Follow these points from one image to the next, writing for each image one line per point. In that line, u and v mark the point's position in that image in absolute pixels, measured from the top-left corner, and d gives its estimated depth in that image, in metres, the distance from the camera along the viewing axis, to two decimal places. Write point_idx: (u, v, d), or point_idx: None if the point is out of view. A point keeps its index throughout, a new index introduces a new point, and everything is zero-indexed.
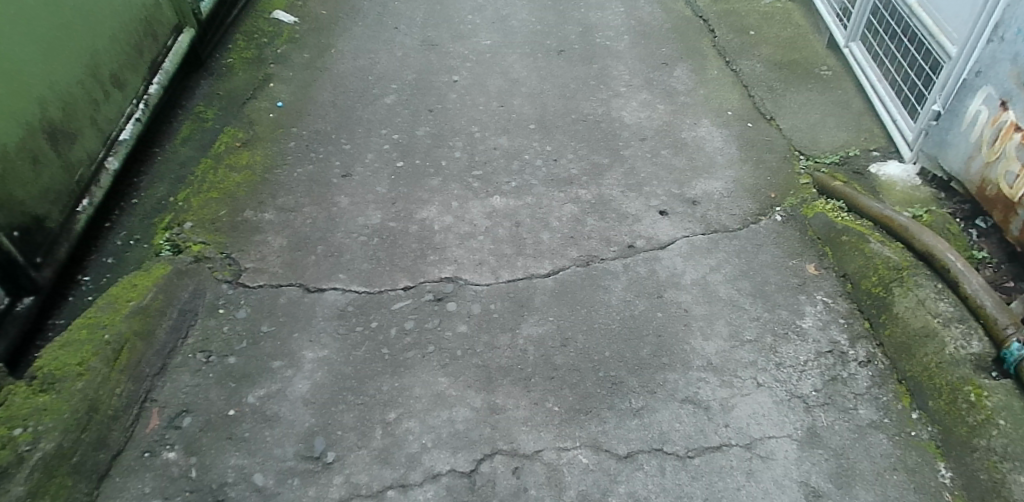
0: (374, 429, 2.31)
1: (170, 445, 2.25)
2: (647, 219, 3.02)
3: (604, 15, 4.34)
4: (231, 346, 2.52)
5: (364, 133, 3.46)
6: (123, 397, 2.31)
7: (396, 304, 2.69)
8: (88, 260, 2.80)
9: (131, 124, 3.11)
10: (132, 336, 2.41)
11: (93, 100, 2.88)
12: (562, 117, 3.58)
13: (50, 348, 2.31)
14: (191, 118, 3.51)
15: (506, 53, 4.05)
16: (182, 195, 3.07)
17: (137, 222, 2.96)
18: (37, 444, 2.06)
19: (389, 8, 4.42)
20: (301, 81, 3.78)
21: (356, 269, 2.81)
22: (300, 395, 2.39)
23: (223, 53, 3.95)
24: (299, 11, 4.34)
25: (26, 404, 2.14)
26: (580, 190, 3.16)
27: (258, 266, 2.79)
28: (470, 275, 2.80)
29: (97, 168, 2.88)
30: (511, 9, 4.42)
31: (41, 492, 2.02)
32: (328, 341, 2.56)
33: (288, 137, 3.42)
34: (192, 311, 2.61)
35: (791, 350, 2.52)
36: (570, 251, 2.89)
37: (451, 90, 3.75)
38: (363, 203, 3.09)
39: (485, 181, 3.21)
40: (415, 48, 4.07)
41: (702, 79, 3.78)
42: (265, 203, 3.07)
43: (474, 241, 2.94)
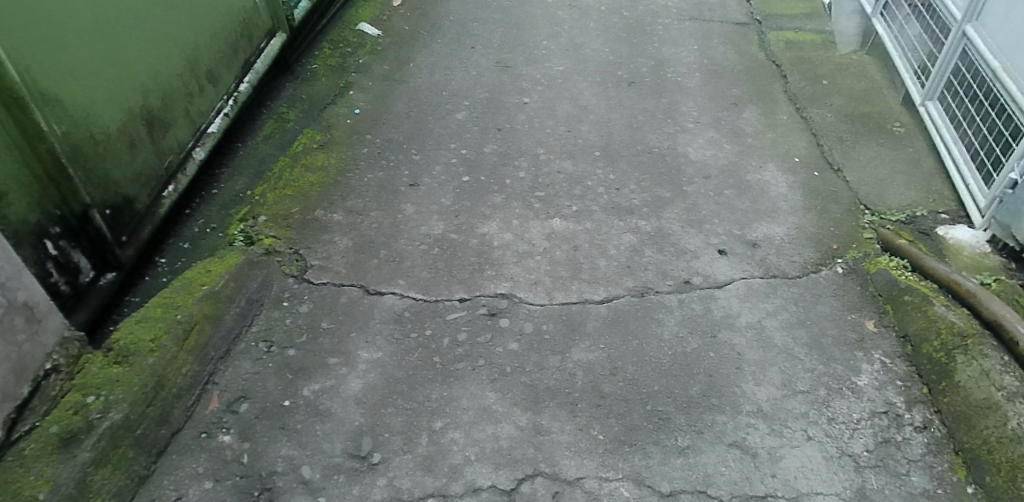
0: (420, 435, 2.35)
1: (226, 429, 2.32)
2: (706, 256, 3.01)
3: (677, 51, 4.35)
4: (291, 338, 2.60)
5: (433, 145, 3.54)
6: (188, 377, 2.39)
7: (451, 314, 2.73)
8: (166, 243, 2.94)
9: (220, 118, 3.25)
10: (203, 319, 2.50)
11: (189, 93, 3.03)
12: (628, 147, 3.60)
13: (127, 323, 2.42)
14: (274, 117, 3.66)
15: (577, 79, 4.10)
16: (259, 189, 3.20)
17: (215, 211, 3.10)
18: (107, 413, 2.15)
19: (467, 27, 4.52)
20: (377, 90, 3.89)
21: (415, 276, 2.87)
22: (352, 394, 2.45)
23: (309, 58, 4.10)
24: (383, 23, 4.47)
25: (100, 374, 2.24)
26: (640, 220, 3.17)
27: (323, 264, 2.88)
28: (525, 293, 2.83)
29: (185, 156, 3.02)
30: (585, 38, 4.47)
31: (104, 460, 2.10)
32: (383, 343, 2.62)
33: (362, 143, 3.52)
34: (259, 301, 2.70)
35: (845, 406, 2.47)
36: (625, 280, 2.90)
37: (521, 111, 3.80)
38: (427, 213, 3.15)
39: (547, 203, 3.25)
40: (489, 68, 4.14)
41: (771, 123, 3.76)
42: (336, 204, 3.16)
43: (532, 261, 2.97)
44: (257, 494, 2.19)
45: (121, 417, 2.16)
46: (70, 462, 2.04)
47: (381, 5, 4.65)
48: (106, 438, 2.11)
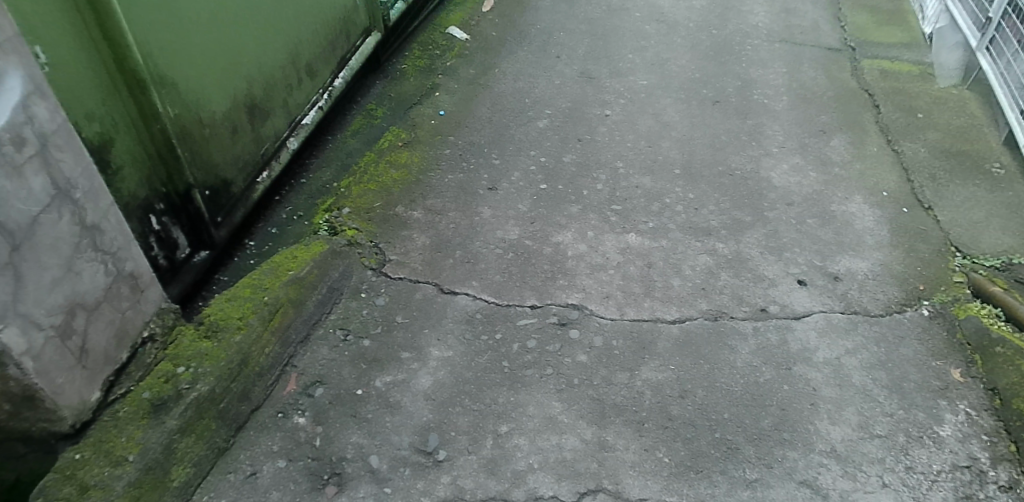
0: (485, 438, 2.37)
1: (301, 411, 2.41)
2: (784, 285, 2.94)
3: (765, 73, 4.24)
4: (367, 329, 2.68)
5: (514, 151, 3.56)
6: (270, 357, 2.48)
7: (522, 320, 2.75)
8: (255, 227, 3.08)
9: (314, 110, 3.36)
10: (287, 302, 2.59)
11: (288, 85, 3.15)
12: (708, 167, 3.54)
13: (217, 300, 2.53)
14: (362, 114, 3.77)
15: (661, 95, 4.05)
16: (345, 182, 3.30)
17: (302, 201, 3.22)
18: (195, 384, 2.25)
19: (554, 36, 4.52)
20: (462, 93, 3.94)
21: (488, 279, 2.90)
22: (421, 389, 2.49)
23: (399, 58, 4.20)
24: (472, 28, 4.52)
25: (191, 346, 2.34)
26: (718, 242, 3.12)
27: (401, 260, 2.95)
28: (596, 306, 2.82)
29: (280, 145, 3.14)
30: (671, 54, 4.41)
31: (189, 429, 2.20)
32: (453, 342, 2.66)
33: (445, 144, 3.57)
34: (338, 290, 2.79)
35: (924, 456, 2.38)
36: (699, 302, 2.86)
37: (602, 124, 3.79)
38: (504, 218, 3.18)
39: (623, 217, 3.23)
40: (572, 78, 4.14)
41: (860, 154, 3.63)
42: (416, 201, 3.23)
43: (605, 274, 2.96)
44: (326, 477, 2.25)
45: (208, 390, 2.26)
46: (158, 427, 2.13)
47: (470, 10, 4.71)
48: (192, 409, 2.21)
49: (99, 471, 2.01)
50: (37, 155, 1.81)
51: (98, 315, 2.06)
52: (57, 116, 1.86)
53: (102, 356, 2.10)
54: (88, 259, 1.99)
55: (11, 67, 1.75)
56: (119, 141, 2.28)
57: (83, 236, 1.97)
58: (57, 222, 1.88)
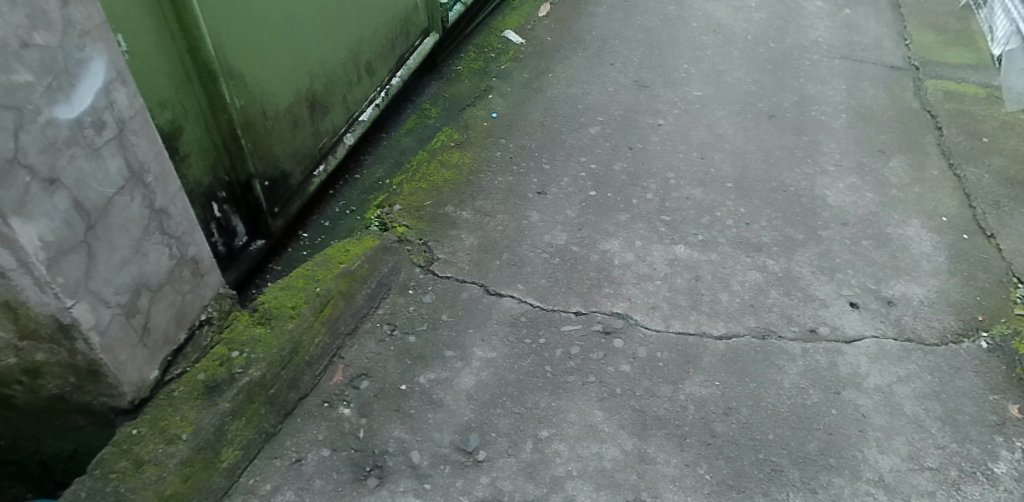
0: (526, 441, 2.38)
1: (347, 402, 2.45)
2: (835, 307, 2.87)
3: (824, 89, 4.10)
4: (413, 325, 2.71)
5: (564, 157, 3.56)
6: (320, 347, 2.53)
7: (566, 326, 2.75)
8: (309, 219, 3.16)
9: (372, 108, 3.42)
10: (338, 294, 2.63)
11: (348, 82, 3.21)
12: (762, 182, 3.47)
13: (272, 288, 2.58)
14: (417, 113, 3.82)
15: (716, 107, 3.97)
16: (397, 179, 3.35)
17: (356, 196, 3.28)
18: (247, 369, 2.30)
19: (608, 43, 4.44)
20: (516, 96, 3.95)
21: (534, 283, 2.90)
22: (464, 388, 2.52)
23: (455, 59, 4.24)
24: (527, 32, 4.49)
25: (245, 331, 2.40)
26: (768, 260, 3.06)
27: (448, 259, 2.97)
28: (641, 316, 2.80)
29: (337, 140, 3.21)
30: (728, 65, 4.29)
31: (240, 413, 2.25)
32: (497, 344, 2.67)
33: (496, 146, 3.59)
34: (387, 285, 2.83)
35: (976, 492, 2.30)
36: (747, 319, 2.81)
37: (654, 133, 3.75)
38: (552, 223, 3.18)
39: (672, 228, 3.20)
40: (626, 86, 4.08)
41: (920, 177, 3.51)
42: (466, 202, 3.25)
43: (652, 285, 2.93)
44: (368, 469, 2.29)
45: (260, 375, 2.31)
46: (211, 409, 2.19)
47: (526, 14, 4.67)
48: (244, 393, 2.26)
49: (154, 447, 2.09)
50: (115, 138, 1.88)
51: (161, 296, 2.13)
52: (135, 102, 1.92)
53: (162, 336, 2.17)
54: (155, 243, 2.06)
55: (93, 53, 1.78)
56: (187, 129, 2.37)
57: (152, 219, 2.03)
58: (130, 204, 1.95)
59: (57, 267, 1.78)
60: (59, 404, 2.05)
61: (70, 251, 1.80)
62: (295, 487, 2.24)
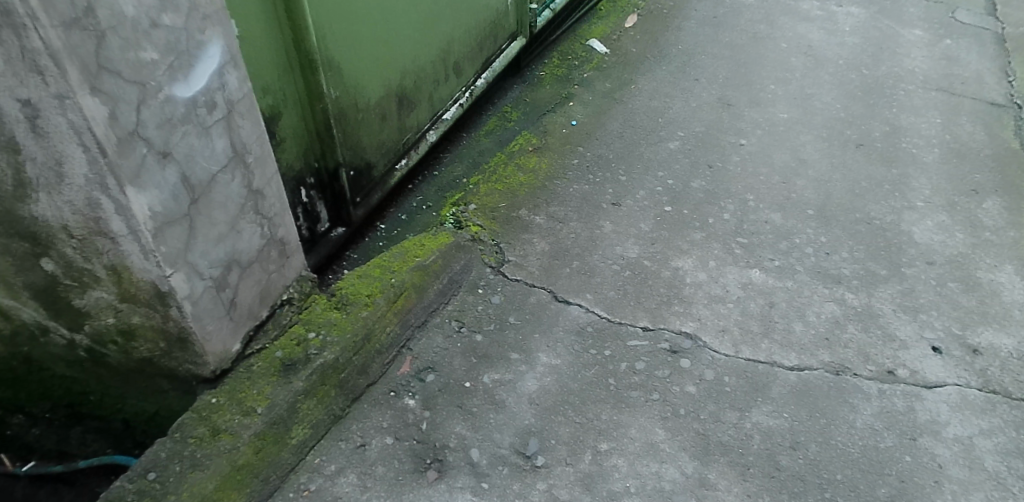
0: (585, 452, 2.37)
1: (412, 393, 2.49)
2: (916, 350, 2.75)
3: (917, 120, 3.91)
4: (481, 324, 2.73)
5: (642, 170, 3.51)
6: (390, 337, 2.58)
7: (632, 341, 2.72)
8: (387, 211, 3.25)
9: (455, 107, 3.47)
10: (411, 287, 2.67)
11: (436, 80, 3.27)
12: (845, 212, 3.34)
13: (350, 275, 2.66)
14: (498, 115, 3.85)
15: (802, 131, 3.83)
16: (475, 179, 3.39)
17: (433, 192, 3.34)
18: (322, 351, 2.38)
19: (694, 58, 4.32)
20: (597, 105, 3.91)
21: (603, 294, 2.89)
22: (527, 392, 2.52)
23: (538, 65, 4.25)
24: (612, 42, 4.43)
25: (322, 315, 2.48)
26: (847, 293, 2.96)
27: (519, 262, 2.99)
28: (710, 339, 2.75)
29: (420, 136, 3.27)
30: (817, 89, 4.12)
31: (312, 393, 2.32)
32: (562, 351, 2.67)
33: (575, 153, 3.57)
34: (457, 283, 2.86)
35: None
36: (820, 353, 2.73)
37: (736, 152, 3.65)
38: (626, 235, 3.15)
39: (748, 251, 3.12)
40: (709, 103, 3.98)
41: (1017, 221, 3.33)
42: (540, 207, 3.25)
43: (723, 307, 2.88)
44: (428, 462, 2.32)
45: (332, 358, 2.37)
46: (285, 386, 2.28)
47: (612, 24, 4.60)
48: (317, 374, 2.33)
49: (231, 417, 2.19)
50: (223, 118, 1.96)
51: (250, 273, 2.23)
52: (244, 86, 2.00)
53: (247, 312, 2.28)
54: (249, 222, 2.16)
55: (211, 36, 1.86)
56: (285, 115, 2.47)
57: (249, 199, 2.12)
58: (230, 182, 2.04)
59: (161, 236, 1.88)
60: (155, 361, 2.24)
61: (174, 223, 1.90)
62: (358, 471, 2.29)
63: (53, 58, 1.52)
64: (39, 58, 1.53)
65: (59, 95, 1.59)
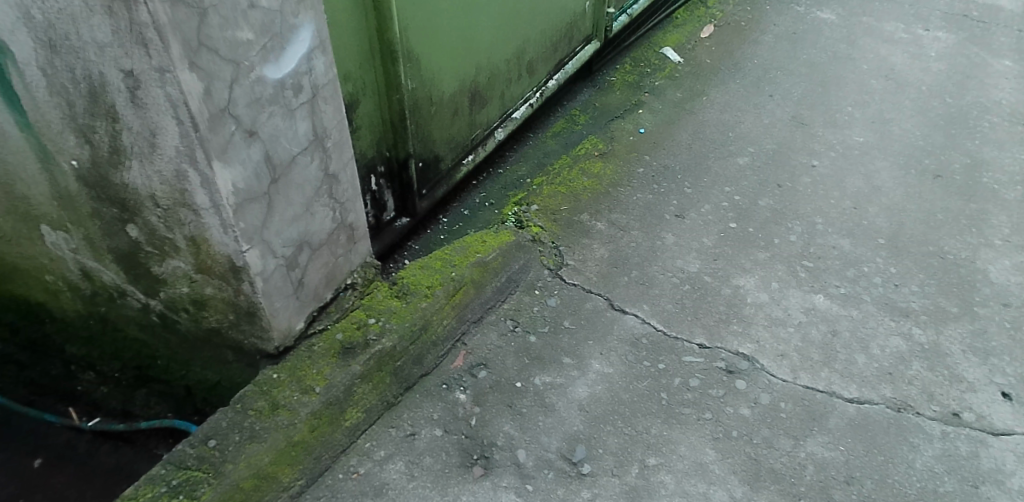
0: (632, 465, 2.34)
1: (464, 387, 2.51)
2: (984, 394, 2.63)
3: (1000, 155, 3.73)
4: (535, 325, 2.73)
5: (708, 184, 3.44)
6: (446, 330, 2.60)
7: (687, 356, 2.67)
8: (451, 205, 3.28)
9: (525, 106, 3.47)
10: (470, 282, 2.69)
11: (509, 79, 3.27)
12: (918, 244, 3.21)
13: (412, 266, 2.69)
14: (566, 117, 3.84)
15: (877, 156, 3.69)
16: (539, 180, 3.39)
17: (496, 190, 3.36)
18: (380, 338, 2.41)
19: (770, 73, 4.21)
20: (667, 114, 3.86)
21: (660, 306, 2.85)
22: (577, 398, 2.51)
23: (610, 70, 4.21)
24: (687, 52, 4.36)
25: (383, 302, 2.53)
26: (915, 328, 2.84)
27: (578, 266, 2.97)
28: (768, 362, 2.68)
29: (489, 133, 3.29)
30: (896, 114, 3.96)
31: (367, 378, 2.35)
32: (615, 361, 2.64)
33: (641, 161, 3.53)
34: (515, 282, 2.86)
35: None
36: (883, 387, 2.63)
37: (807, 173, 3.54)
38: (688, 248, 3.10)
39: (814, 275, 3.03)
40: (782, 120, 3.87)
41: None
42: (603, 213, 3.23)
43: (783, 331, 2.80)
44: (474, 458, 2.33)
45: (390, 346, 2.41)
46: (343, 369, 2.32)
47: (688, 33, 4.52)
48: (374, 359, 2.37)
49: (290, 394, 2.25)
50: (308, 102, 2.01)
51: (319, 255, 2.29)
52: (329, 71, 2.05)
53: (312, 292, 2.35)
54: (322, 205, 2.22)
55: (303, 20, 1.91)
56: (362, 104, 2.52)
57: (324, 183, 2.18)
58: (308, 165, 2.09)
59: (241, 213, 1.93)
60: (224, 331, 2.33)
61: (253, 200, 1.95)
62: (406, 459, 2.32)
63: (158, 33, 1.57)
64: (145, 31, 1.58)
65: (160, 68, 1.64)
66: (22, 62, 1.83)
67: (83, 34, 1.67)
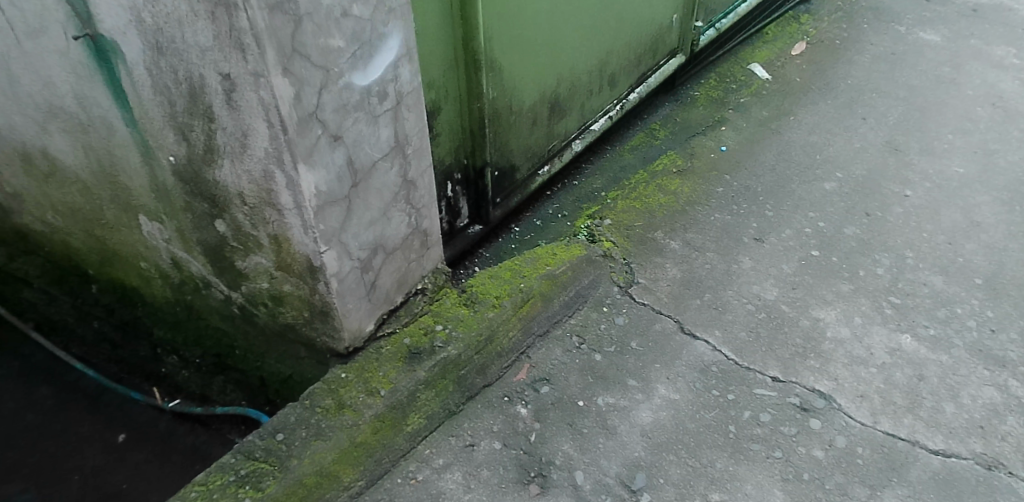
0: (693, 499, 2.27)
1: (525, 402, 2.48)
2: None
3: None
4: (601, 344, 2.67)
5: (791, 208, 3.30)
6: (511, 342, 2.58)
7: (759, 389, 2.57)
8: (524, 215, 3.27)
9: (605, 119, 3.42)
10: (538, 295, 2.66)
11: (590, 91, 3.23)
12: (1019, 287, 2.99)
13: (481, 275, 2.69)
14: (645, 131, 3.77)
15: (978, 190, 3.46)
16: (614, 193, 3.33)
17: (570, 202, 3.33)
18: (445, 345, 2.42)
19: (865, 95, 4.01)
20: (751, 133, 3.73)
21: (732, 334, 2.75)
22: (640, 423, 2.45)
23: (693, 84, 4.11)
24: (776, 69, 4.21)
25: (451, 309, 2.53)
26: (1011, 379, 2.64)
27: (649, 285, 2.90)
28: (846, 402, 2.54)
29: (566, 143, 3.25)
30: (1001, 145, 3.71)
31: (431, 385, 2.36)
32: (682, 387, 2.56)
33: (721, 181, 3.42)
34: (583, 298, 2.81)
35: None
36: (972, 441, 2.46)
37: (899, 203, 3.35)
38: (766, 275, 2.98)
39: (901, 313, 2.86)
40: (875, 145, 3.68)
41: None
42: (678, 231, 3.14)
43: (865, 371, 2.65)
44: (532, 475, 2.30)
45: (455, 353, 2.41)
46: (408, 374, 2.33)
47: (778, 49, 4.37)
48: (439, 366, 2.37)
49: (355, 395, 2.28)
50: (392, 109, 2.03)
51: (392, 260, 2.32)
52: (414, 79, 2.06)
53: (383, 295, 2.37)
54: (398, 210, 2.24)
55: (393, 29, 1.92)
56: (443, 111, 2.53)
57: (401, 189, 2.20)
58: (388, 171, 2.11)
59: (322, 215, 1.97)
60: (298, 327, 2.38)
61: (334, 203, 1.98)
62: (463, 470, 2.30)
63: (255, 39, 1.61)
64: (244, 36, 1.62)
65: (254, 73, 1.67)
66: (132, 62, 1.91)
67: (187, 37, 1.72)
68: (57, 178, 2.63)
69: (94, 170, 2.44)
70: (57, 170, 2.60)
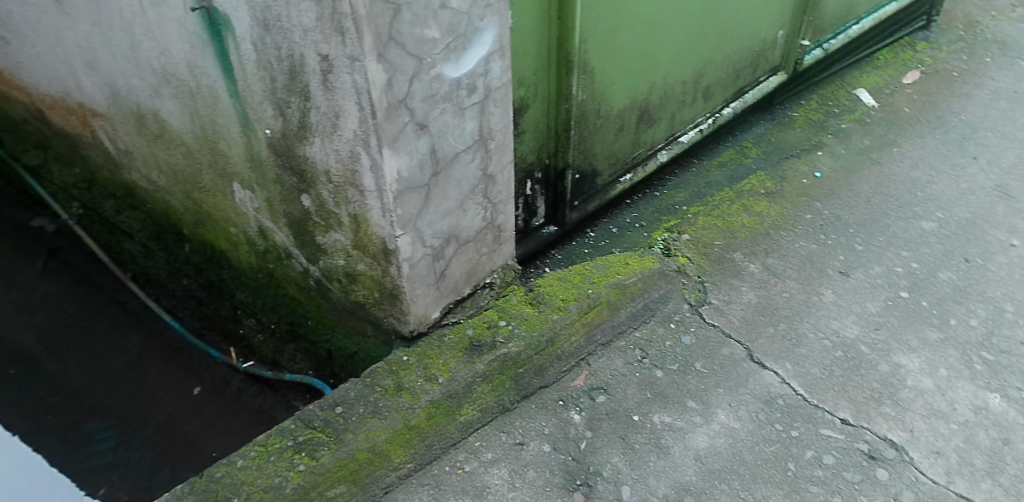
0: None
1: (580, 408, 2.46)
2: None
3: None
4: (664, 361, 2.62)
5: (883, 244, 3.15)
6: (573, 347, 2.56)
7: (826, 430, 2.46)
8: (600, 221, 3.25)
9: (695, 132, 3.34)
10: (606, 302, 2.63)
11: (682, 101, 3.17)
12: None
13: (551, 276, 2.69)
14: (735, 149, 3.68)
15: None
16: (696, 209, 3.26)
17: (649, 213, 3.28)
18: (506, 342, 2.43)
19: (979, 133, 3.78)
20: (849, 161, 3.57)
21: (804, 368, 2.64)
22: (695, 447, 2.39)
23: (793, 105, 3.97)
24: (884, 97, 4.01)
25: (516, 307, 2.54)
26: None
27: (720, 307, 2.82)
28: (919, 456, 2.41)
29: (652, 153, 3.20)
30: None
31: (488, 378, 2.37)
32: (743, 416, 2.48)
33: (811, 208, 3.29)
34: (651, 312, 2.76)
35: None
36: None
37: (1004, 253, 3.14)
38: (848, 311, 2.85)
39: (992, 370, 2.68)
40: (983, 188, 3.46)
41: None
42: (757, 255, 3.04)
43: (944, 426, 2.50)
44: (578, 483, 2.27)
45: (515, 351, 2.41)
46: (466, 365, 2.35)
47: (889, 76, 4.17)
48: (498, 362, 2.38)
49: (414, 379, 2.31)
50: (479, 103, 2.05)
51: (464, 251, 2.34)
52: (504, 75, 2.07)
53: (451, 285, 2.40)
54: (475, 202, 2.26)
55: (489, 23, 1.94)
56: (531, 109, 2.54)
57: (480, 182, 2.22)
58: (469, 163, 2.14)
59: (401, 200, 2.01)
60: (367, 306, 2.44)
61: (413, 190, 2.02)
62: (510, 467, 2.31)
63: (355, 23, 1.65)
64: (344, 20, 1.66)
65: (351, 56, 1.72)
66: (241, 36, 2.00)
67: (292, 17, 1.78)
68: (165, 140, 2.77)
69: (198, 136, 2.56)
70: (166, 132, 2.74)
